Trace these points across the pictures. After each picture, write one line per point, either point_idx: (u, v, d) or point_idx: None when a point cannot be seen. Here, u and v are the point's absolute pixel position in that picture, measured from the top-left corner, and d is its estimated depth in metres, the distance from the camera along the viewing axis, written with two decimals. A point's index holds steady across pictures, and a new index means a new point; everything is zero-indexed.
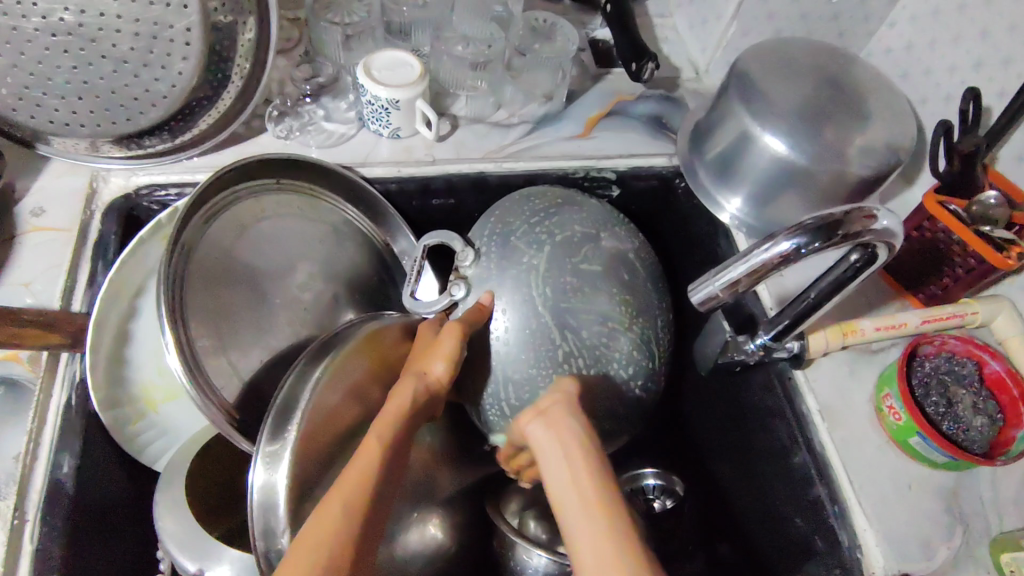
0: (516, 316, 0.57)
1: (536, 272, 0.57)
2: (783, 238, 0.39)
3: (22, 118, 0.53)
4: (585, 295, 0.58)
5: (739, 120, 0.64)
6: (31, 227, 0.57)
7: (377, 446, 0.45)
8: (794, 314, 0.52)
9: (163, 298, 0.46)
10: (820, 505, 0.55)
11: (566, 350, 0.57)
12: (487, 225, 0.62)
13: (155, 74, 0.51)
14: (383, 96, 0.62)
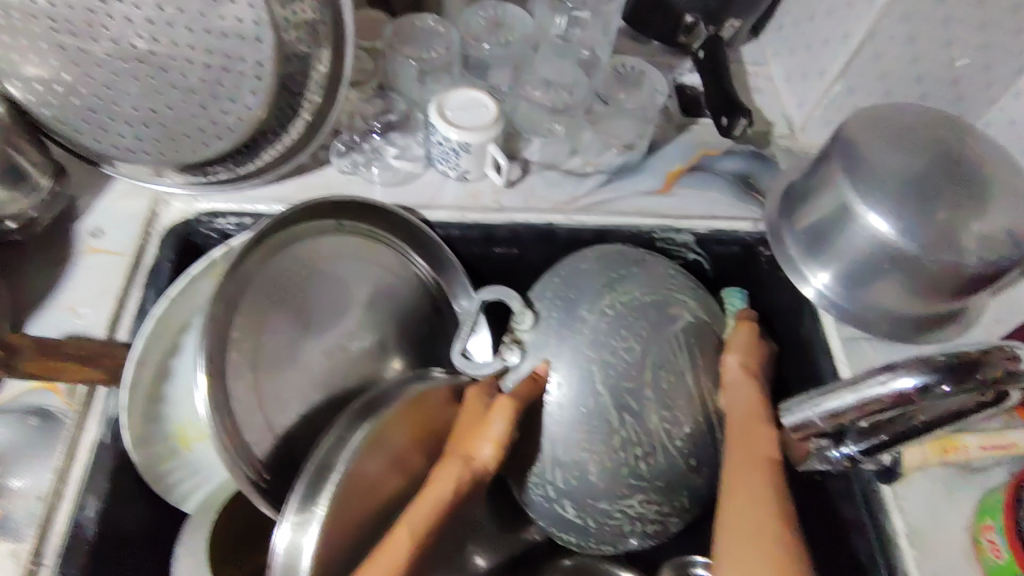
0: (573, 390, 0.53)
1: (596, 347, 0.54)
2: (902, 376, 0.34)
3: (88, 141, 0.52)
4: (649, 378, 0.54)
5: (842, 195, 0.58)
6: (88, 248, 0.55)
7: (406, 540, 0.44)
8: (891, 432, 0.45)
9: (203, 347, 0.44)
10: None
11: (622, 436, 0.53)
12: (551, 284, 0.58)
13: (223, 108, 0.49)
14: (453, 138, 0.59)
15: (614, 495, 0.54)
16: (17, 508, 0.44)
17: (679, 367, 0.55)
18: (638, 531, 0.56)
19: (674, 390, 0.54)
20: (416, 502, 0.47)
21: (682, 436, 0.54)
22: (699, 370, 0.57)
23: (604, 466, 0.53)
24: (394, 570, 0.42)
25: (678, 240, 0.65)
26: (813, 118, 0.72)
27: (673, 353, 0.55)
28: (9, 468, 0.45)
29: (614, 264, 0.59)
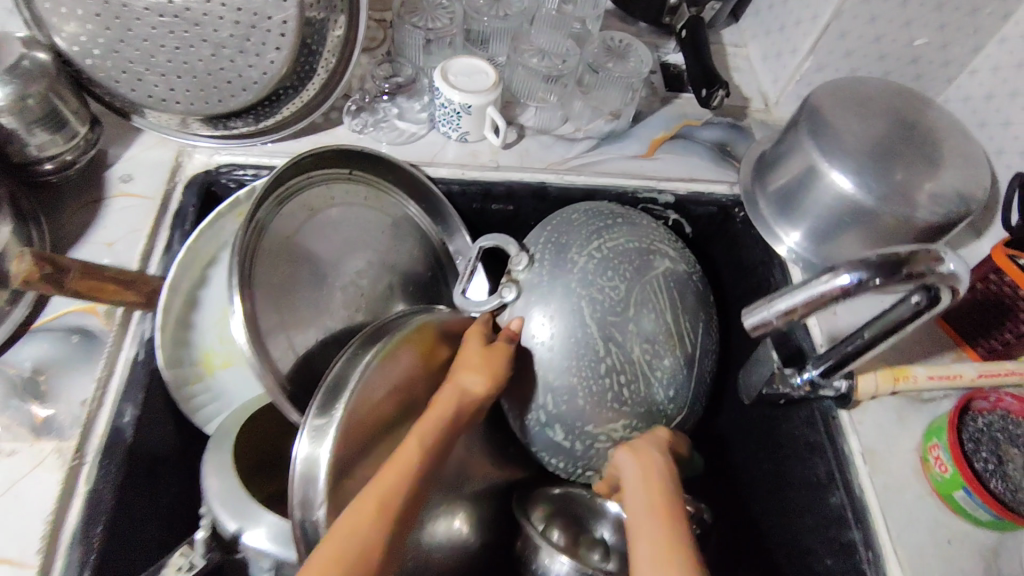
0: (563, 323, 0.59)
1: (583, 287, 0.60)
2: (843, 272, 0.40)
3: (123, 91, 0.57)
4: (633, 314, 0.60)
5: (808, 157, 0.64)
6: (119, 191, 0.60)
7: (420, 444, 0.49)
8: (839, 355, 0.53)
9: (235, 268, 0.49)
10: (852, 548, 0.54)
11: (609, 363, 0.59)
12: (543, 233, 0.65)
13: (249, 62, 0.55)
14: (455, 99, 0.64)
15: (599, 419, 0.60)
16: (60, 412, 0.49)
17: (659, 306, 0.62)
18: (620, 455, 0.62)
19: (654, 325, 0.61)
20: (425, 417, 0.52)
21: (660, 368, 0.61)
22: (675, 310, 0.63)
23: (590, 391, 0.59)
24: (409, 469, 0.47)
25: (659, 202, 0.71)
26: (786, 93, 0.78)
27: (653, 293, 0.62)
28: (54, 379, 0.50)
29: (599, 216, 0.65)
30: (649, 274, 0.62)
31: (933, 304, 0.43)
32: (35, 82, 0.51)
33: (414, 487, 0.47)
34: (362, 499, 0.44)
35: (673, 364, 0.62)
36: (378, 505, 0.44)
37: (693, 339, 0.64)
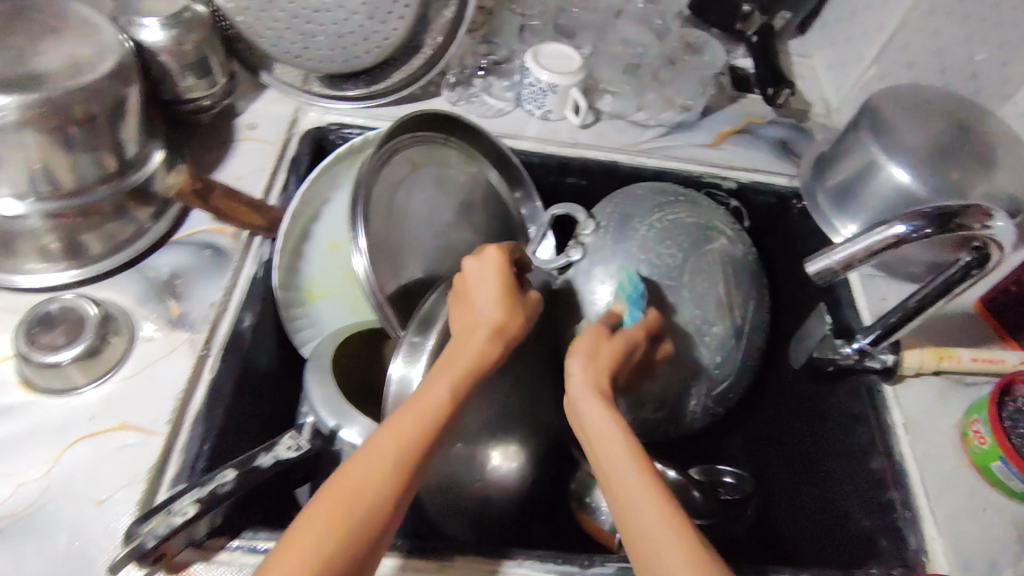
0: (621, 283, 0.64)
1: (643, 252, 0.65)
2: (897, 223, 0.46)
3: (263, 46, 0.65)
4: (686, 281, 0.64)
5: (869, 153, 0.68)
6: (246, 136, 0.68)
7: (435, 409, 0.43)
8: (887, 324, 0.59)
9: (360, 200, 0.55)
10: (890, 507, 0.57)
11: (661, 321, 0.63)
12: (609, 206, 0.69)
13: (376, 27, 0.63)
14: (544, 79, 0.71)
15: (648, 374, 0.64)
16: (193, 310, 0.56)
17: (712, 277, 0.65)
18: (662, 409, 0.67)
19: (706, 292, 0.65)
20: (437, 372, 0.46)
21: (710, 333, 0.65)
22: (728, 283, 0.66)
23: None
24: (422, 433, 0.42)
25: (722, 187, 0.76)
26: (848, 99, 0.83)
27: (708, 264, 0.65)
28: (189, 284, 0.58)
29: (665, 193, 0.69)
30: (707, 247, 0.66)
31: (982, 261, 0.51)
32: (192, 31, 0.60)
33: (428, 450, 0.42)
34: (368, 467, 0.39)
35: (726, 332, 0.66)
36: (387, 473, 0.39)
37: (744, 312, 0.67)
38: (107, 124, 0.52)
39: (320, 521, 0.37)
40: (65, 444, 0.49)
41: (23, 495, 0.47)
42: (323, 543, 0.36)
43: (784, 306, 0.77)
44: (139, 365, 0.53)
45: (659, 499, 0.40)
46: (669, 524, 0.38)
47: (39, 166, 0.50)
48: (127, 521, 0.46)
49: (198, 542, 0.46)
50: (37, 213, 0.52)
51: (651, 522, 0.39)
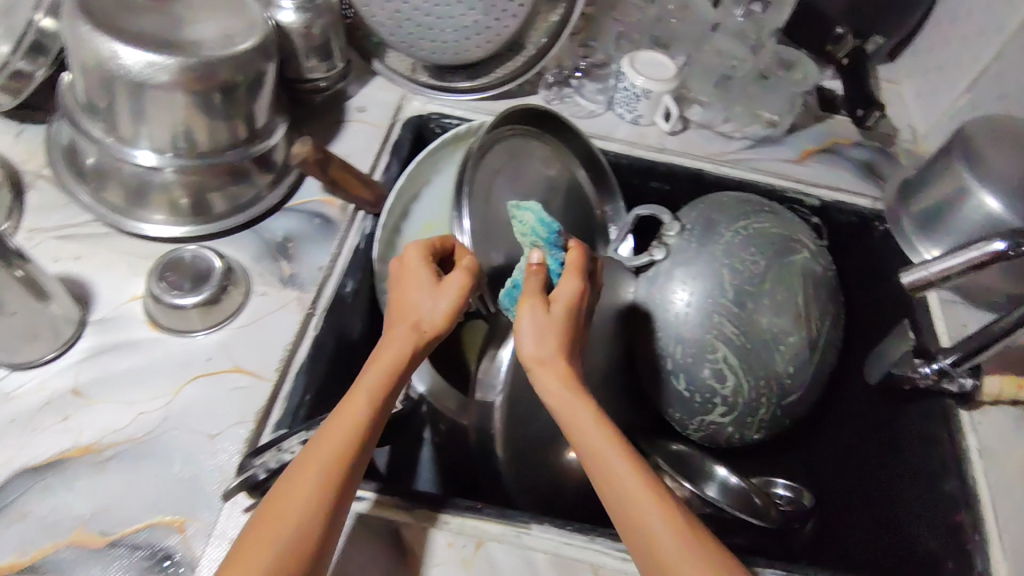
0: (703, 286, 0.65)
1: (727, 257, 0.65)
2: (996, 239, 0.48)
3: (382, 34, 0.69)
4: (767, 289, 0.65)
5: (959, 180, 0.67)
6: (356, 118, 0.73)
7: (361, 414, 0.42)
8: (972, 345, 0.58)
9: (466, 179, 0.58)
10: (959, 529, 0.57)
11: (739, 327, 0.64)
12: (694, 212, 0.70)
13: (490, 23, 0.67)
14: (638, 84, 0.73)
15: (724, 376, 0.65)
16: (303, 272, 0.61)
17: (792, 288, 0.66)
18: (731, 413, 0.67)
19: (786, 302, 0.66)
20: (358, 381, 0.44)
21: (786, 342, 0.66)
22: (807, 296, 0.67)
23: (716, 353, 0.64)
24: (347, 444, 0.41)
25: (804, 205, 0.77)
26: (937, 126, 0.83)
27: (790, 275, 0.67)
28: (299, 248, 0.62)
29: (752, 202, 0.71)
30: (790, 259, 0.67)
31: None
32: (322, 17, 0.64)
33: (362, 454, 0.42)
34: (301, 483, 0.39)
35: (801, 343, 0.66)
36: (318, 487, 0.39)
37: (820, 325, 0.68)
38: (246, 95, 0.56)
39: (261, 548, 0.37)
40: (182, 381, 0.53)
41: (143, 423, 0.51)
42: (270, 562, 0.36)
43: (857, 327, 0.77)
44: (252, 316, 0.57)
45: (641, 485, 0.41)
46: (644, 493, 0.41)
47: (181, 126, 0.54)
48: (235, 456, 0.50)
49: None
50: (169, 167, 0.56)
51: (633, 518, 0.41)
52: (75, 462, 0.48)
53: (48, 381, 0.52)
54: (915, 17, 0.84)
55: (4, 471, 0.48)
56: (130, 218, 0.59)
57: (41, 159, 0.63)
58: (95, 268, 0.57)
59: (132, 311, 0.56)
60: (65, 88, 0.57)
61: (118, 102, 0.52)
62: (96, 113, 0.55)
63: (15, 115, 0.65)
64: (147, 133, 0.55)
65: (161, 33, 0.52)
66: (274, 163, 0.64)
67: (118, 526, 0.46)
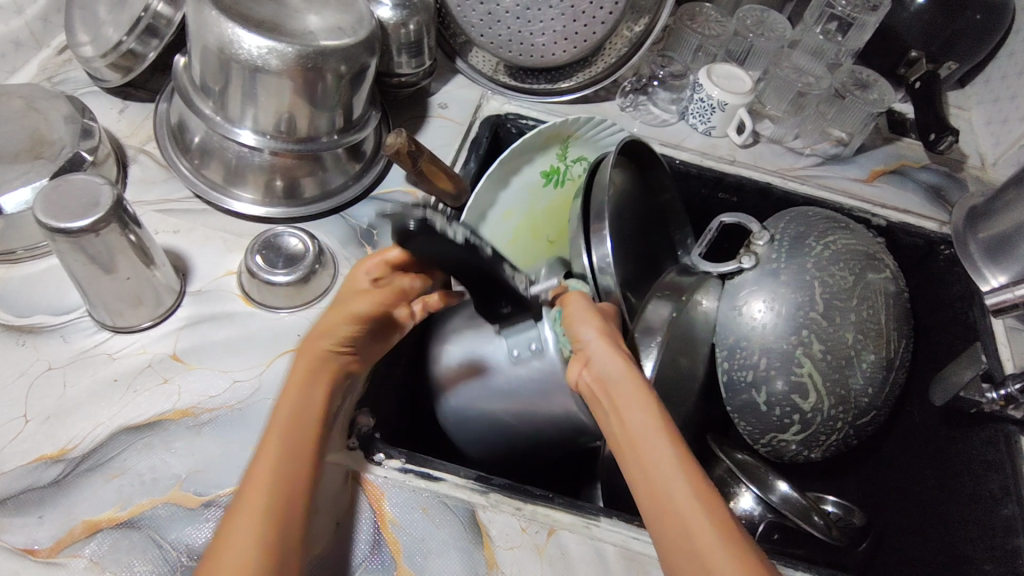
0: (790, 303, 0.65)
1: (818, 270, 0.66)
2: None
3: (473, 35, 0.73)
4: (855, 305, 0.66)
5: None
6: (438, 114, 0.75)
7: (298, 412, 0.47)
8: None
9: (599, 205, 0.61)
10: (1016, 554, 0.57)
11: (827, 343, 0.64)
12: (789, 223, 0.70)
13: (577, 29, 0.69)
14: (715, 95, 0.75)
15: (807, 391, 0.65)
16: None
17: (877, 306, 0.67)
18: (804, 432, 0.67)
19: (870, 320, 0.66)
20: (268, 431, 0.46)
21: (865, 359, 0.66)
22: (887, 316, 0.68)
23: (801, 367, 0.64)
24: (270, 474, 0.43)
25: (871, 224, 0.77)
26: (1007, 154, 0.83)
27: (873, 293, 0.67)
28: (384, 235, 0.64)
29: (831, 220, 0.71)
30: (871, 276, 0.68)
31: None
32: (419, 14, 0.66)
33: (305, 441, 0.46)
34: (240, 519, 0.41)
35: (878, 362, 0.66)
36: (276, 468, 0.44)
37: (896, 346, 0.68)
38: (350, 86, 0.59)
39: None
40: (274, 355, 0.55)
41: (236, 391, 0.53)
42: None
43: (920, 353, 0.76)
44: None
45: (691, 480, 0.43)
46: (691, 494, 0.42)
47: (285, 112, 0.57)
48: None
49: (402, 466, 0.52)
50: (268, 148, 0.58)
51: (674, 500, 0.42)
52: (172, 424, 0.51)
53: (149, 345, 0.54)
54: (992, 44, 0.84)
55: (107, 429, 0.50)
56: (227, 195, 0.62)
57: (142, 134, 0.66)
58: (193, 242, 0.60)
59: (226, 284, 0.58)
60: (179, 70, 0.60)
61: (233, 84, 0.55)
62: (208, 94, 0.58)
63: (121, 92, 0.68)
64: (252, 115, 0.57)
65: (276, 21, 0.55)
66: (364, 153, 0.66)
67: (211, 488, 0.48)
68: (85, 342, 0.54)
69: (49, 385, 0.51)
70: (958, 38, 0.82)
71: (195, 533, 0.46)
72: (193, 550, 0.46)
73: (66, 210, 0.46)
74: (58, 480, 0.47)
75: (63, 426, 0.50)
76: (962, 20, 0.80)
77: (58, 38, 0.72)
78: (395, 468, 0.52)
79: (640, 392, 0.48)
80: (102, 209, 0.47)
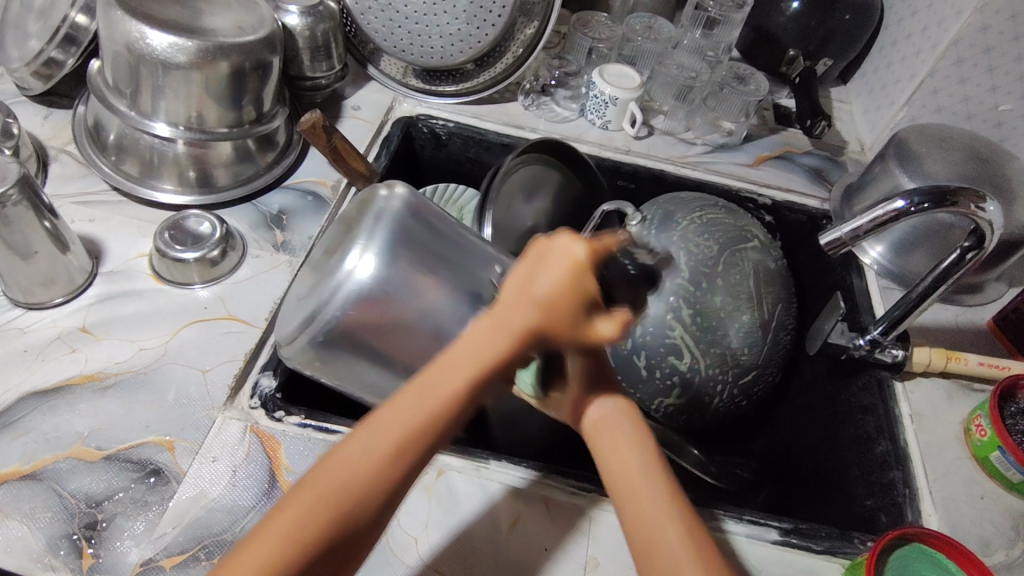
0: (659, 275, 0.71)
1: (684, 243, 0.72)
2: (897, 198, 0.54)
3: (381, 41, 0.79)
4: (722, 271, 0.71)
5: (895, 178, 0.74)
6: (351, 115, 0.81)
7: (455, 382, 0.33)
8: (892, 317, 0.65)
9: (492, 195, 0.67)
10: (892, 487, 0.61)
11: (694, 307, 0.69)
12: (658, 206, 0.77)
13: (472, 31, 0.76)
14: (607, 91, 0.82)
15: (683, 353, 0.70)
16: (294, 240, 0.67)
17: (745, 272, 0.72)
18: (683, 396, 0.73)
19: (739, 285, 0.71)
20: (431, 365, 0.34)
21: (738, 321, 0.70)
22: (759, 281, 0.73)
23: (676, 331, 0.69)
24: (415, 427, 0.32)
25: (758, 203, 0.84)
26: (882, 138, 0.91)
27: (743, 261, 0.72)
28: (294, 219, 0.69)
29: (702, 200, 0.78)
30: (741, 247, 0.73)
31: (979, 242, 0.57)
32: (324, 21, 0.72)
33: (449, 430, 0.33)
34: (343, 470, 0.31)
35: (752, 323, 0.71)
36: (395, 443, 0.32)
37: (772, 309, 0.73)
38: (254, 81, 0.64)
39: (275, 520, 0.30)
40: (180, 325, 0.59)
41: (141, 357, 0.56)
42: (278, 535, 0.30)
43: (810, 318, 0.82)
44: (247, 275, 0.63)
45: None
46: None
47: (194, 104, 0.62)
48: (223, 391, 0.55)
49: (301, 421, 0.55)
50: (181, 138, 0.63)
51: None
52: (78, 388, 0.54)
53: (59, 320, 0.57)
54: (861, 40, 0.93)
55: (14, 394, 0.53)
56: (143, 186, 0.66)
57: (65, 137, 0.71)
58: (107, 229, 0.64)
59: (138, 265, 0.62)
60: (94, 72, 0.65)
61: (142, 79, 0.60)
62: (121, 92, 0.63)
63: (45, 100, 0.73)
64: (164, 108, 0.62)
65: (182, 21, 0.60)
66: (276, 143, 0.72)
67: (113, 443, 0.51)
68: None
69: None
70: (828, 36, 0.90)
71: (94, 483, 0.49)
72: (92, 497, 0.48)
73: None
74: None
75: None
76: (831, 19, 0.89)
77: None
78: (293, 422, 0.55)
79: (649, 450, 0.37)
80: (8, 183, 0.51)
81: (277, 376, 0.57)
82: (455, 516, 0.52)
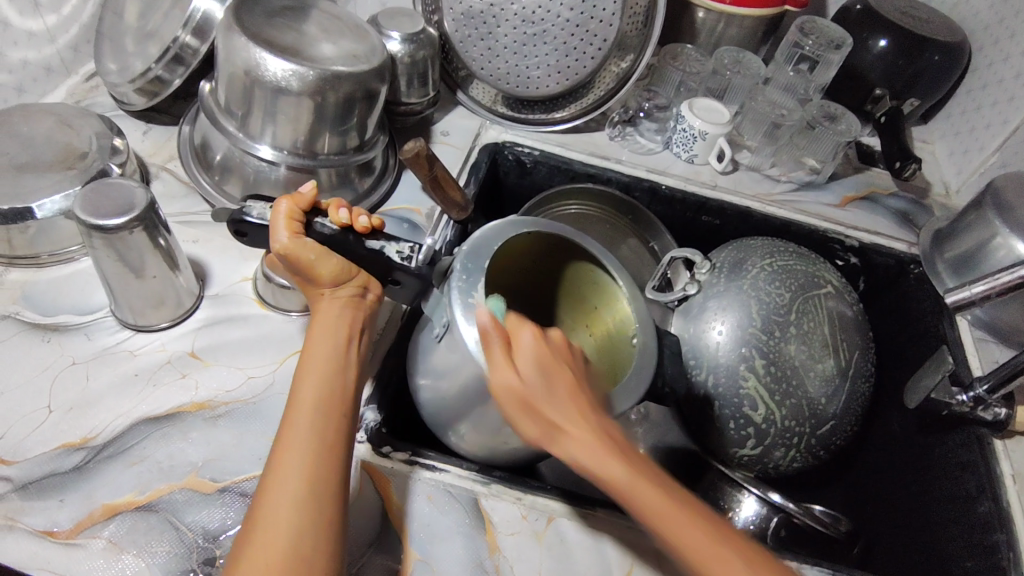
0: (734, 323, 0.72)
1: (755, 290, 0.72)
2: None
3: (474, 68, 0.79)
4: (795, 320, 0.71)
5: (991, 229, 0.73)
6: (441, 141, 0.81)
7: (306, 411, 0.44)
8: (999, 376, 0.62)
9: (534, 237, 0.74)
10: (995, 550, 0.60)
11: (768, 358, 0.69)
12: (726, 252, 0.78)
13: (568, 62, 0.75)
14: (696, 126, 0.81)
15: (757, 404, 0.70)
16: None
17: (818, 319, 0.72)
18: (760, 445, 0.72)
19: (812, 332, 0.71)
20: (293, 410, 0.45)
21: (816, 369, 0.70)
22: (834, 328, 0.72)
23: (753, 379, 0.70)
24: (305, 456, 0.42)
25: (845, 245, 0.82)
26: (969, 182, 0.89)
27: (815, 307, 0.72)
28: None
29: (774, 246, 0.77)
30: (814, 293, 0.73)
31: None
32: (424, 48, 0.72)
33: (331, 446, 0.44)
34: (270, 516, 0.40)
35: (831, 370, 0.71)
36: (298, 474, 0.41)
37: (850, 357, 0.72)
38: (362, 108, 0.64)
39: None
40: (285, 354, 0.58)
41: (250, 386, 0.56)
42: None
43: (895, 365, 0.80)
44: None
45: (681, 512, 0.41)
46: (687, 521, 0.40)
47: (302, 130, 0.62)
48: None
49: (409, 458, 0.54)
50: (285, 163, 0.63)
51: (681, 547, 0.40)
52: (189, 416, 0.53)
53: (167, 344, 0.57)
54: (950, 82, 0.91)
55: (126, 420, 0.52)
56: None
57: (165, 154, 0.71)
58: (211, 251, 0.64)
59: (242, 290, 0.62)
60: (204, 94, 0.65)
61: (255, 104, 0.60)
62: (230, 114, 0.62)
63: (144, 116, 0.73)
64: (271, 132, 0.62)
65: (296, 48, 0.60)
66: (373, 168, 0.72)
67: (227, 475, 0.51)
68: (107, 340, 0.57)
69: (72, 378, 0.54)
70: (917, 77, 0.89)
71: (209, 516, 0.48)
72: (209, 532, 0.48)
73: (103, 210, 0.50)
74: (80, 466, 0.50)
75: (84, 416, 0.52)
76: (921, 60, 0.87)
77: (86, 65, 0.78)
78: (401, 459, 0.54)
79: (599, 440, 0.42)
80: (135, 210, 0.51)
81: (381, 410, 0.56)
82: (568, 565, 0.51)
